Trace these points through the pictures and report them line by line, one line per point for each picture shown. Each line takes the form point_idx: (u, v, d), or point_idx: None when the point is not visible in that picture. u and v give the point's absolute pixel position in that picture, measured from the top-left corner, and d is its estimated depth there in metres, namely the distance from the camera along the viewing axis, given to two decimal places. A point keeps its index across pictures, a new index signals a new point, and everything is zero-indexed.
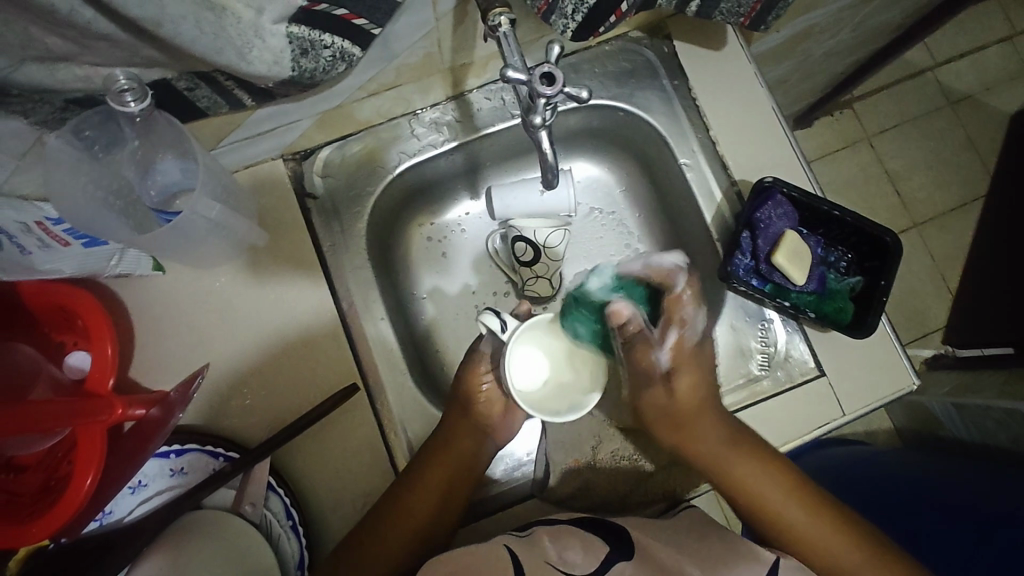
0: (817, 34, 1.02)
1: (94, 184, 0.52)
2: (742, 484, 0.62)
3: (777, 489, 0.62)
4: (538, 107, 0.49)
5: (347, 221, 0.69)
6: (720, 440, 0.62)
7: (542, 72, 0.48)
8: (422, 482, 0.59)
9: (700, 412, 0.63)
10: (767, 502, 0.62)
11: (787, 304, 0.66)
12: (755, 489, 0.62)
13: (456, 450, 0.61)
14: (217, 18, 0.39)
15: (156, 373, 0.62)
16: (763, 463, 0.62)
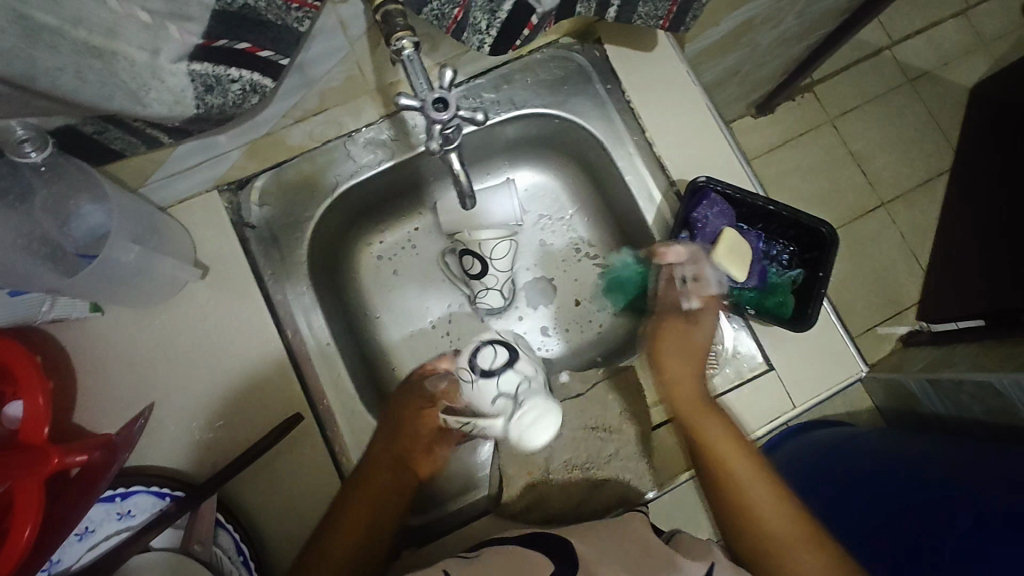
0: (761, 25, 1.03)
1: (15, 235, 0.51)
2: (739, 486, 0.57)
3: (768, 497, 0.57)
4: (433, 134, 0.53)
5: (288, 247, 0.69)
6: (712, 430, 0.59)
7: (434, 98, 0.51)
8: (352, 498, 0.58)
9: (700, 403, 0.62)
10: (772, 526, 0.56)
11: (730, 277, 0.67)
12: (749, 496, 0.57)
13: (375, 485, 0.59)
14: (106, 65, 0.39)
15: (100, 417, 0.61)
16: (762, 481, 0.58)
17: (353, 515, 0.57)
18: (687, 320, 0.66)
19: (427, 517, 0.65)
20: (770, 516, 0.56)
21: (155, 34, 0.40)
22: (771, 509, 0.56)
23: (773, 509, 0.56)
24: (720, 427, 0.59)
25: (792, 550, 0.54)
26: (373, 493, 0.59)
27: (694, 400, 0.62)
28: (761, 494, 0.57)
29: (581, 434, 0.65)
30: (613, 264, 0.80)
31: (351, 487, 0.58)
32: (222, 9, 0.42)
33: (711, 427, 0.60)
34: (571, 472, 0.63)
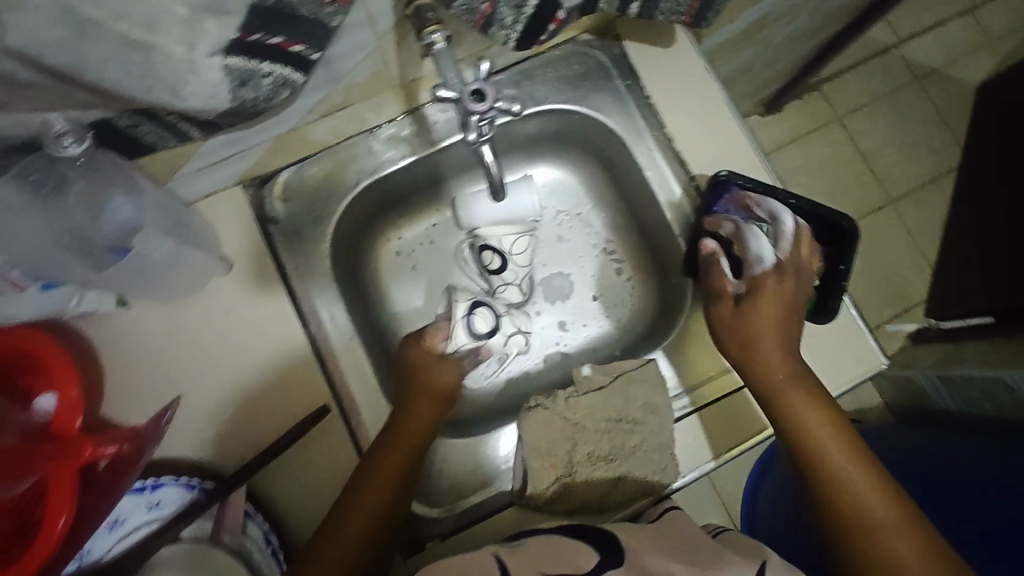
0: (773, 23, 1.04)
1: (46, 229, 0.50)
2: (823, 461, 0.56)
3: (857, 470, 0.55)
4: (471, 124, 0.52)
5: (311, 242, 0.69)
6: (806, 406, 0.59)
7: (471, 89, 0.50)
8: (385, 453, 0.59)
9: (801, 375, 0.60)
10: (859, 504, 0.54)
11: (795, 253, 0.64)
12: (835, 469, 0.55)
13: (404, 439, 0.60)
14: (146, 59, 0.40)
15: (128, 411, 0.62)
16: (855, 454, 0.56)
17: (387, 470, 0.58)
18: (735, 309, 0.63)
19: (452, 508, 0.64)
20: (857, 485, 0.54)
21: (194, 27, 0.40)
22: (855, 479, 0.55)
23: (856, 475, 0.55)
24: (810, 402, 0.59)
25: (884, 529, 0.52)
26: (392, 473, 0.58)
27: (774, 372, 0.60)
28: (846, 470, 0.55)
29: (605, 427, 0.65)
30: (630, 259, 0.81)
31: (367, 468, 0.59)
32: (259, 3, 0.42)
33: (804, 414, 0.58)
34: (595, 464, 0.64)
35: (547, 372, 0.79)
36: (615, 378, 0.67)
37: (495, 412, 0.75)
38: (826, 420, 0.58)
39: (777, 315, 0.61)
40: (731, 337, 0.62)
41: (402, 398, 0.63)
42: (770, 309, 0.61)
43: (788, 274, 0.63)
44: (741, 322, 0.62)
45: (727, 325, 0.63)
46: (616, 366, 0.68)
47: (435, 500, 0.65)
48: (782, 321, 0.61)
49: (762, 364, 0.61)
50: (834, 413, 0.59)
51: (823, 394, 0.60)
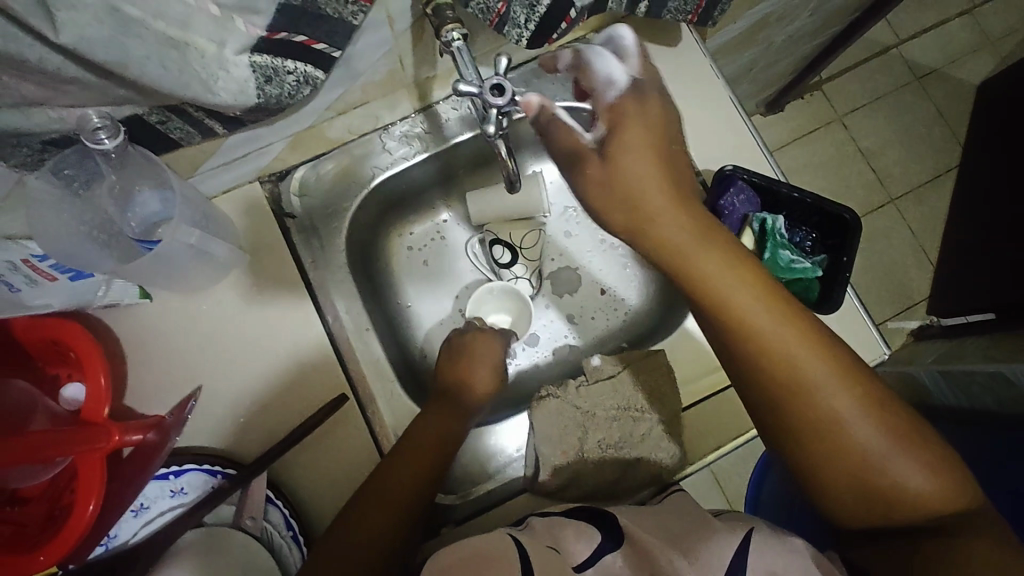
0: (776, 23, 1.06)
1: (77, 220, 0.54)
2: (741, 323, 0.51)
3: (779, 322, 0.51)
4: (491, 118, 0.52)
5: (327, 237, 0.72)
6: (716, 269, 0.52)
7: (491, 83, 0.51)
8: (412, 438, 0.61)
9: (703, 232, 0.53)
10: (790, 358, 0.50)
11: (636, 70, 0.59)
12: (757, 331, 0.51)
13: (433, 428, 0.63)
14: (181, 55, 0.42)
15: (151, 402, 0.63)
16: (774, 304, 0.51)
17: (419, 454, 0.60)
18: (602, 160, 0.55)
19: (466, 495, 0.66)
20: (785, 354, 0.50)
21: (224, 26, 0.42)
22: (782, 346, 0.50)
23: (781, 333, 0.50)
24: (719, 260, 0.52)
25: (819, 384, 0.49)
26: (414, 468, 0.59)
27: (683, 248, 0.52)
28: (773, 328, 0.50)
29: (615, 414, 0.66)
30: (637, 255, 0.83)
31: (390, 464, 0.59)
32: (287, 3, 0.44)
33: (719, 279, 0.52)
34: (605, 453, 0.65)
35: (556, 363, 0.81)
36: (625, 367, 0.68)
37: (506, 400, 0.76)
38: (744, 284, 0.51)
39: (665, 183, 0.53)
40: (603, 202, 0.55)
41: (435, 402, 0.65)
42: (641, 177, 0.53)
43: (638, 100, 0.56)
44: (654, 205, 0.53)
45: (597, 183, 0.55)
46: (626, 355, 0.69)
47: (450, 487, 0.67)
48: (672, 177, 0.54)
49: (665, 234, 0.53)
50: (754, 271, 0.52)
51: (744, 255, 0.53)
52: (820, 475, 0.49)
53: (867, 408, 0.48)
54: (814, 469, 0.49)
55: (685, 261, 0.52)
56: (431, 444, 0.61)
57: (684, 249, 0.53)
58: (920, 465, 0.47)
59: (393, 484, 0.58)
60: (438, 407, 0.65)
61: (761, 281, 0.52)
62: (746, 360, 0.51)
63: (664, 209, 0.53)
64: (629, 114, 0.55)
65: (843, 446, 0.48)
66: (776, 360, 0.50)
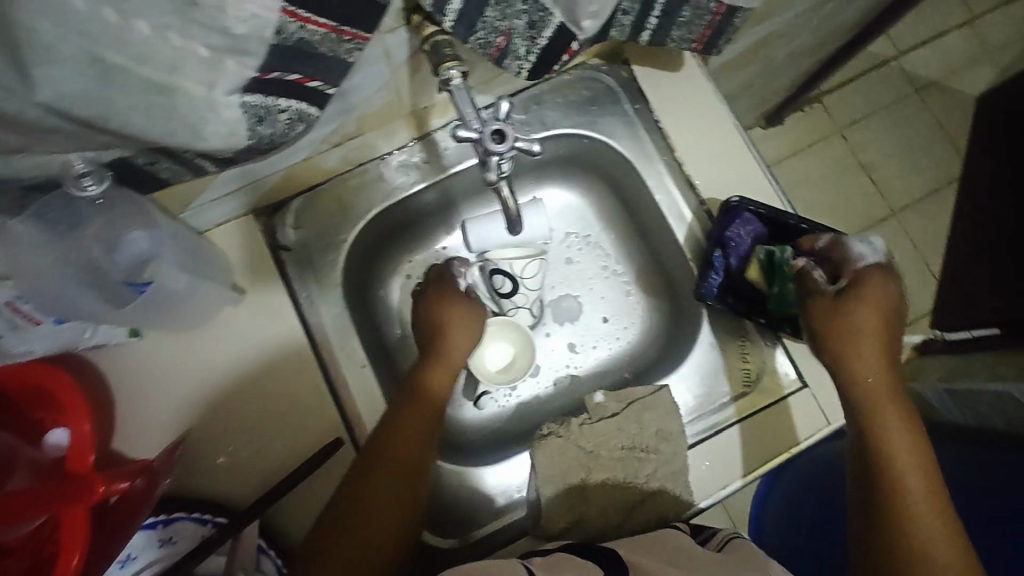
0: (778, 40, 1.04)
1: (62, 262, 0.50)
2: (893, 473, 0.54)
3: (926, 495, 0.53)
4: (491, 165, 0.52)
5: (323, 270, 0.69)
6: (894, 430, 0.56)
7: (491, 130, 0.50)
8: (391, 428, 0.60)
9: (897, 401, 0.58)
10: (920, 525, 0.51)
11: (887, 259, 0.64)
12: (904, 486, 0.53)
13: (415, 414, 0.61)
14: (168, 101, 0.40)
15: (140, 443, 0.61)
16: (928, 481, 0.54)
17: (399, 450, 0.59)
18: (841, 297, 0.60)
19: (466, 539, 0.64)
20: (905, 467, 0.54)
21: (213, 69, 0.41)
22: (908, 462, 0.54)
23: (923, 500, 0.53)
24: (903, 430, 0.56)
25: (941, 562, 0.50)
26: (396, 468, 0.58)
27: (862, 382, 0.58)
28: (917, 490, 0.53)
29: (620, 454, 0.65)
30: (640, 281, 0.81)
31: (369, 465, 0.58)
32: (278, 44, 0.42)
33: (891, 427, 0.56)
34: (608, 490, 0.64)
35: (559, 396, 0.79)
36: (628, 405, 0.67)
37: (507, 438, 0.75)
38: (894, 401, 0.58)
39: (879, 329, 0.60)
40: (817, 328, 0.61)
41: (407, 394, 0.63)
42: (871, 319, 0.60)
43: (892, 277, 0.62)
44: (897, 314, 0.61)
45: (821, 313, 0.61)
46: (628, 393, 0.68)
47: (451, 531, 0.64)
48: (886, 342, 0.60)
49: (887, 371, 0.59)
50: (904, 404, 0.58)
51: (898, 386, 0.59)
52: None
53: None
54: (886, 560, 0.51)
55: (873, 407, 0.57)
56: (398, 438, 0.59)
57: (894, 340, 0.60)
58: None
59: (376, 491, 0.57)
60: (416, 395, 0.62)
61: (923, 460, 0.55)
62: (884, 504, 0.53)
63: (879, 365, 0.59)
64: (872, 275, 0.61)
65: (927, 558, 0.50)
66: (909, 513, 0.52)
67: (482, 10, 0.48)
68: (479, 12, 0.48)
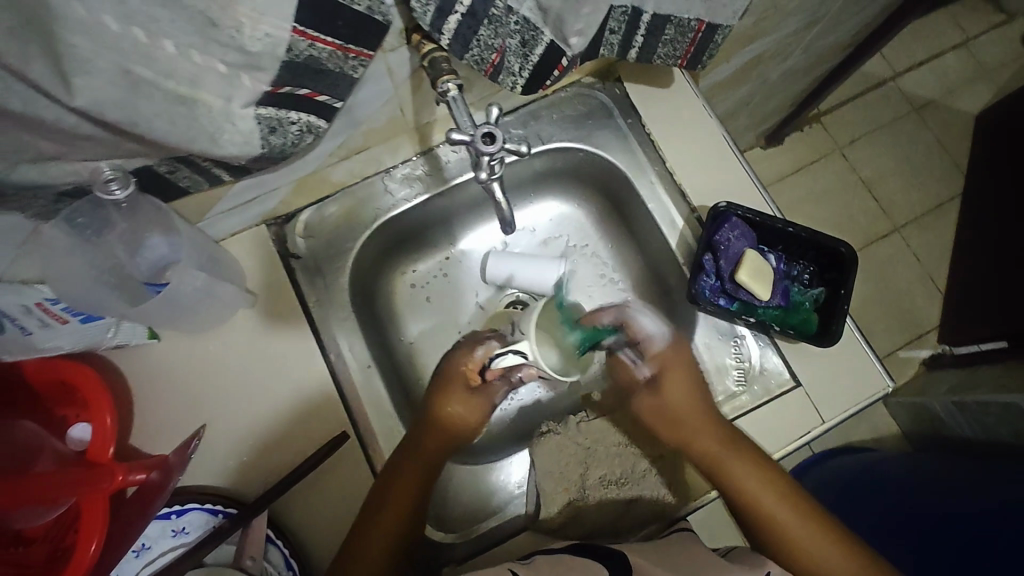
0: (768, 60, 1.09)
1: (90, 265, 0.56)
2: (760, 509, 0.62)
3: (787, 507, 0.62)
4: (483, 164, 0.56)
5: (330, 275, 0.73)
6: (743, 474, 0.62)
7: (482, 132, 0.54)
8: (406, 459, 0.61)
9: (733, 452, 0.62)
10: (796, 540, 0.60)
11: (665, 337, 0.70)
12: (772, 513, 0.62)
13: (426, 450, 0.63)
14: (190, 111, 0.44)
15: (155, 440, 0.64)
16: (784, 496, 0.62)
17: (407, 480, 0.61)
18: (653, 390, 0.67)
19: (468, 533, 0.65)
20: (767, 499, 0.62)
21: (230, 83, 0.45)
22: (773, 502, 0.62)
23: (788, 515, 0.61)
24: (750, 467, 0.62)
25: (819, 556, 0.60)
26: (403, 496, 0.60)
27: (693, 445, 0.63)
28: (781, 511, 0.61)
29: (617, 450, 0.68)
30: (637, 289, 0.84)
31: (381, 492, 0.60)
32: (290, 60, 0.46)
33: (742, 473, 0.62)
34: (607, 487, 0.66)
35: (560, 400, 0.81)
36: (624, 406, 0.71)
37: (507, 439, 0.77)
38: (759, 469, 0.62)
39: (694, 403, 0.65)
40: (651, 424, 0.67)
41: (424, 424, 0.65)
42: (679, 391, 0.65)
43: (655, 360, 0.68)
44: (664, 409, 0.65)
45: (649, 410, 0.67)
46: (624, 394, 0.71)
47: (453, 526, 0.66)
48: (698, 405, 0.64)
49: (715, 428, 0.63)
50: (765, 466, 0.63)
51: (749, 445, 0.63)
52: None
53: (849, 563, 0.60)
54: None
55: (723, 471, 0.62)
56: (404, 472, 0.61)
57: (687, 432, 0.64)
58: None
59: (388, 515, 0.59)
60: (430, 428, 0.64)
61: (777, 481, 0.63)
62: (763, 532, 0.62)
63: (703, 435, 0.63)
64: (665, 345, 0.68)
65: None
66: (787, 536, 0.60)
67: (476, 28, 0.52)
68: (473, 30, 0.52)
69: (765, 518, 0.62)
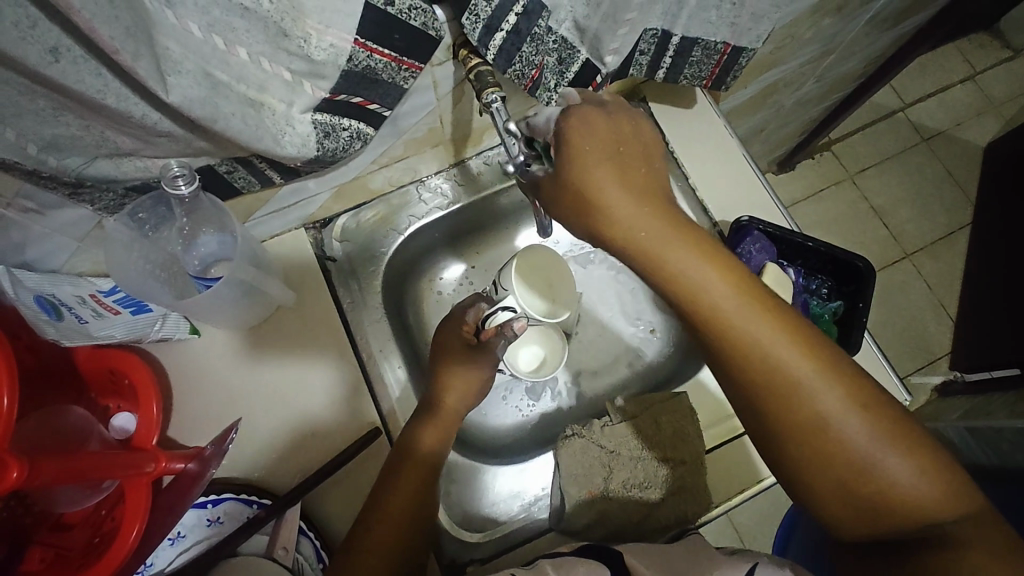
0: (784, 88, 1.13)
1: (144, 259, 0.60)
2: (720, 320, 0.49)
3: (757, 315, 0.49)
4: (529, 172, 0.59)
5: (364, 279, 0.77)
6: (693, 273, 0.49)
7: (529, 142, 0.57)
8: (389, 488, 0.61)
9: (675, 241, 0.50)
10: (764, 355, 0.48)
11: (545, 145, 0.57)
12: (733, 326, 0.49)
13: (404, 485, 0.61)
14: (257, 113, 0.48)
15: (192, 433, 0.66)
16: (754, 302, 0.49)
17: (393, 510, 0.59)
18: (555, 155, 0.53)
19: (493, 533, 0.67)
20: (726, 310, 0.49)
21: (293, 89, 0.48)
22: (731, 310, 0.49)
23: (757, 329, 0.48)
24: (703, 267, 0.50)
25: (801, 379, 0.47)
26: (389, 532, 0.59)
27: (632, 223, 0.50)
28: (744, 319, 0.49)
29: (641, 455, 0.67)
30: (657, 300, 0.86)
31: (367, 520, 0.59)
32: (350, 71, 0.50)
33: (694, 273, 0.49)
34: (629, 490, 0.66)
35: (581, 406, 0.83)
36: (647, 409, 0.70)
37: (529, 443, 0.79)
38: (711, 266, 0.49)
39: (630, 171, 0.52)
40: (579, 196, 0.52)
41: (394, 462, 0.62)
42: (595, 144, 0.52)
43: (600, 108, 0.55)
44: (630, 236, 0.50)
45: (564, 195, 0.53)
46: (646, 399, 0.72)
47: (478, 525, 0.68)
48: (646, 182, 0.52)
49: (652, 210, 0.51)
50: (720, 260, 0.50)
51: (726, 257, 0.51)
52: (767, 413, 0.49)
53: (835, 385, 0.47)
54: (803, 465, 0.48)
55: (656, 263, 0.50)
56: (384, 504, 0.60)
57: (653, 253, 0.50)
58: (909, 463, 0.45)
59: (371, 545, 0.58)
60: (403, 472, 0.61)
61: (742, 283, 0.50)
62: (722, 354, 0.50)
63: (636, 218, 0.50)
64: (592, 120, 0.53)
65: (836, 446, 0.46)
66: (754, 348, 0.48)
67: (519, 46, 0.55)
68: (516, 47, 0.55)
69: (724, 327, 0.49)
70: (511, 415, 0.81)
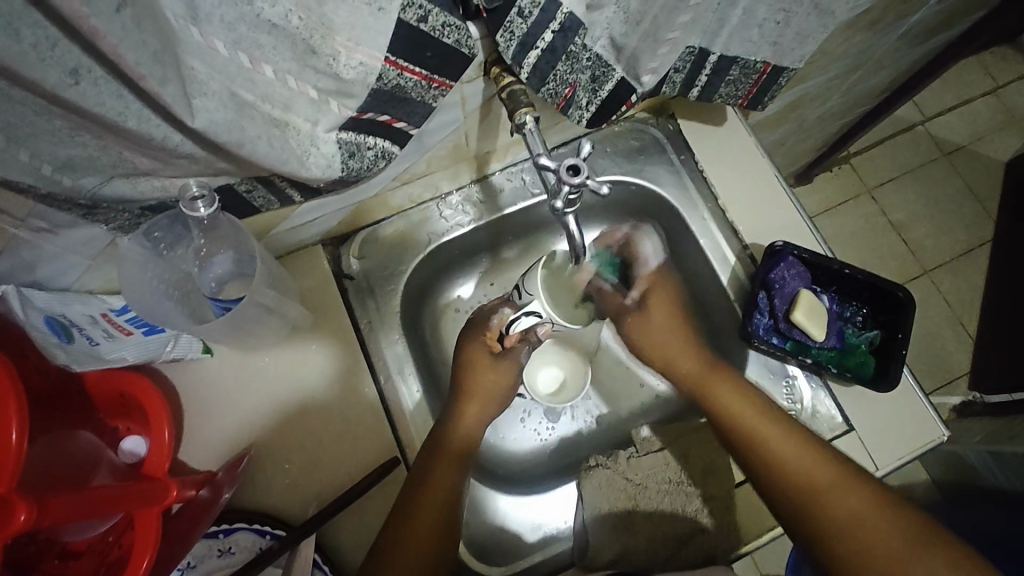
0: (808, 103, 1.10)
1: (158, 278, 0.58)
2: (771, 458, 0.60)
3: (802, 454, 0.59)
4: (563, 194, 0.54)
5: (381, 296, 0.73)
6: (738, 408, 0.64)
7: (567, 163, 0.53)
8: (408, 513, 0.58)
9: (718, 379, 0.67)
10: (817, 489, 0.57)
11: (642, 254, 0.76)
12: (782, 460, 0.60)
13: (424, 510, 0.59)
14: (283, 134, 0.46)
15: (203, 456, 0.63)
16: (802, 442, 0.60)
17: (412, 534, 0.57)
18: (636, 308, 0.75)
19: (513, 566, 0.65)
20: (775, 446, 0.61)
21: (319, 108, 0.46)
22: (775, 443, 0.61)
23: (802, 461, 0.59)
24: (749, 406, 0.64)
25: (853, 512, 0.55)
26: (409, 557, 0.57)
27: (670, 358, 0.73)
28: (792, 452, 0.60)
29: (670, 486, 0.65)
30: None
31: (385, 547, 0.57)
32: (379, 90, 0.48)
33: (735, 406, 0.65)
34: (653, 523, 0.64)
35: (600, 431, 0.80)
36: (676, 440, 0.68)
37: (547, 469, 0.77)
38: (754, 408, 0.64)
39: (675, 326, 0.74)
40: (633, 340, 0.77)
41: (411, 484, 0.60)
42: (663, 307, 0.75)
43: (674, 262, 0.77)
44: (679, 366, 0.71)
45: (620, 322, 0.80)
46: (675, 429, 0.70)
47: (496, 558, 0.65)
48: (678, 311, 0.75)
49: (693, 350, 0.71)
50: (754, 400, 0.64)
51: (761, 399, 0.65)
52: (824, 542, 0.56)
53: (883, 517, 0.54)
54: None
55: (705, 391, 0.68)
56: (403, 529, 0.58)
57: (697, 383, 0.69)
58: None
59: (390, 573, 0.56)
60: (423, 495, 0.59)
61: (784, 426, 0.62)
62: (775, 486, 0.60)
63: (680, 349, 0.72)
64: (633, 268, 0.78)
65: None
66: (803, 479, 0.58)
67: (554, 64, 0.53)
68: (551, 66, 0.53)
69: (773, 461, 0.60)
70: (530, 438, 0.78)
